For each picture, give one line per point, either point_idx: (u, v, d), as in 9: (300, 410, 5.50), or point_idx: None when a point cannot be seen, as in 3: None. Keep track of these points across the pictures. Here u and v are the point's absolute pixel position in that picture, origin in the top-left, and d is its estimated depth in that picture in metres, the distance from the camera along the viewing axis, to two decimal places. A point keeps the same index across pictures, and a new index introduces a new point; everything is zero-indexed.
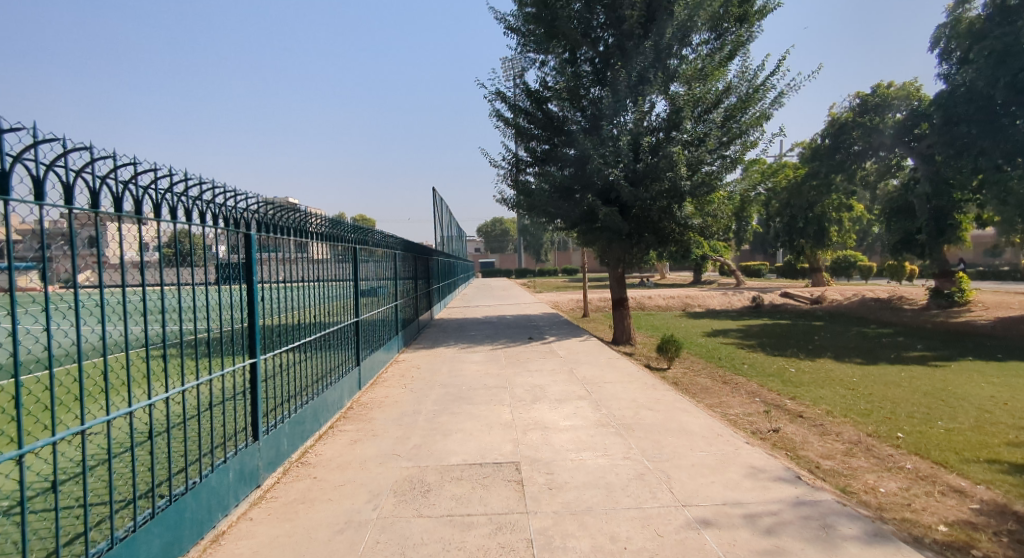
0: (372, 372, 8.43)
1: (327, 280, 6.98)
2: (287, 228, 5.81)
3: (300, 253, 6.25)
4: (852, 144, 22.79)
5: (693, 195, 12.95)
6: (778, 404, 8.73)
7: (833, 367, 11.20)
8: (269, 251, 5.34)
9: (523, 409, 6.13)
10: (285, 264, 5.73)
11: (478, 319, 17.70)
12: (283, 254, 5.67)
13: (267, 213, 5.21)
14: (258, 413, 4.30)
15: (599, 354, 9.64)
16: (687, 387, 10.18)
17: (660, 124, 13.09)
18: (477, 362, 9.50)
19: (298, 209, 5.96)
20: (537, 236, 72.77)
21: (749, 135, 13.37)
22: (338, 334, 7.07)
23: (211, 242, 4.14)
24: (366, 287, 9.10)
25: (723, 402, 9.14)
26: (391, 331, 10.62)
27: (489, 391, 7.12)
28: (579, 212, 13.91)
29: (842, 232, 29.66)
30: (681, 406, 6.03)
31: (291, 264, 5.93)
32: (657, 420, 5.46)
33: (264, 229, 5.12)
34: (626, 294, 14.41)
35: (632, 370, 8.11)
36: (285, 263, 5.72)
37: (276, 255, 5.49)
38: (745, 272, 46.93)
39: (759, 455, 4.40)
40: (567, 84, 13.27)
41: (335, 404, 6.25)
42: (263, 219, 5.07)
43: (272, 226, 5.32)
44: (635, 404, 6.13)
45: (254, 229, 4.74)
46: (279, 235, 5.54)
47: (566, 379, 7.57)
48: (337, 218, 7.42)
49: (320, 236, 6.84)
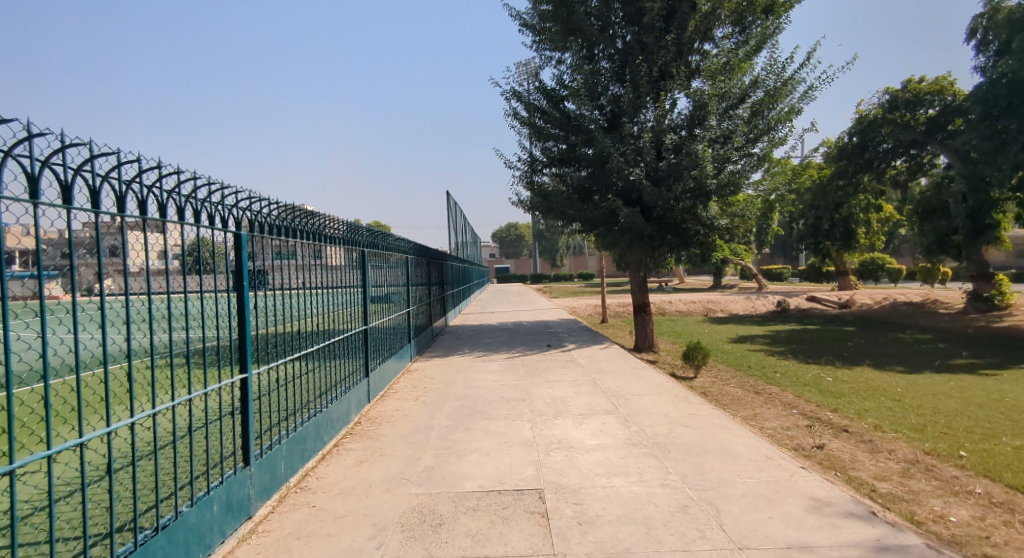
0: (383, 383, 7.98)
1: (339, 286, 6.62)
2: (299, 232, 5.56)
3: (315, 259, 6.00)
4: (881, 142, 21.93)
5: (719, 195, 12.38)
6: (819, 417, 8.10)
7: (874, 376, 10.49)
8: (283, 258, 5.11)
9: (544, 425, 5.62)
10: (298, 271, 5.45)
11: (494, 326, 17.21)
12: (299, 260, 5.47)
13: (269, 216, 4.87)
14: (250, 435, 3.81)
15: (623, 363, 9.08)
16: (717, 398, 9.56)
17: (682, 122, 12.57)
18: (494, 371, 9.01)
19: (305, 211, 5.62)
20: (553, 241, 72.29)
21: (777, 131, 12.66)
22: (347, 343, 6.66)
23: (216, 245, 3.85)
24: (379, 293, 8.72)
25: (758, 415, 8.52)
26: (404, 339, 10.16)
27: (507, 404, 6.61)
28: (598, 213, 13.35)
29: (870, 233, 28.64)
30: (720, 422, 5.46)
31: (306, 270, 5.64)
32: (695, 440, 4.89)
33: (269, 232, 4.79)
34: (648, 299, 13.78)
35: (660, 380, 7.54)
36: (298, 270, 5.45)
37: (290, 262, 5.26)
38: (766, 275, 45.95)
39: (820, 484, 3.83)
40: (585, 81, 12.76)
41: (340, 419, 5.77)
42: (265, 221, 4.72)
43: (285, 229, 5.15)
44: (668, 420, 5.57)
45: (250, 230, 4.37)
46: (293, 239, 5.37)
47: (590, 391, 7.02)
48: (352, 224, 7.21)
49: (335, 240, 6.64)
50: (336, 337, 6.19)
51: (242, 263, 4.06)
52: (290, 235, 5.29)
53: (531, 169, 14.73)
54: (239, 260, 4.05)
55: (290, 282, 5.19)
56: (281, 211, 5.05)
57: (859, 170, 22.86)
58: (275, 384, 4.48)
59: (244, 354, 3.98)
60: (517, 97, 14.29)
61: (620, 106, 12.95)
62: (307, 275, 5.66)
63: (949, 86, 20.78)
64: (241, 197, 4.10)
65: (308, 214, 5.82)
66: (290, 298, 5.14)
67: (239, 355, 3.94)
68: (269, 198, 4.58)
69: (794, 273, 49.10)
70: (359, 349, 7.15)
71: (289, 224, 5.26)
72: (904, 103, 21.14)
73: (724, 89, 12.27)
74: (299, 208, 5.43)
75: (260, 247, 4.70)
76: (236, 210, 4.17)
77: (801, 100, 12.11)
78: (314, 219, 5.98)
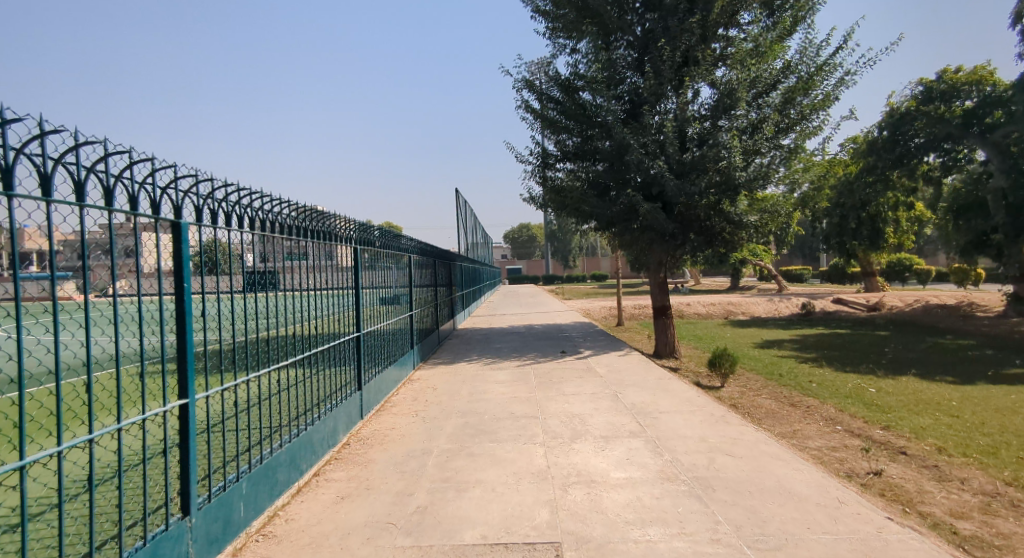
0: (380, 396, 7.22)
1: (335, 289, 6.00)
2: (313, 233, 5.52)
3: (327, 260, 5.89)
4: (913, 136, 20.80)
5: (748, 189, 11.49)
6: (869, 436, 7.18)
7: (922, 387, 9.53)
8: (295, 258, 5.11)
9: (560, 451, 4.79)
10: (308, 272, 5.37)
11: (504, 329, 16.38)
12: (308, 261, 5.38)
13: (271, 214, 4.59)
14: (193, 478, 2.99)
15: (645, 373, 8.21)
16: (749, 411, 8.66)
17: (707, 111, 11.68)
18: (503, 381, 8.19)
19: (304, 208, 5.13)
20: (565, 241, 71.37)
21: (810, 120, 11.73)
22: (341, 350, 6.01)
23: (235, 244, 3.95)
24: (380, 295, 7.99)
25: (798, 431, 7.63)
26: (406, 345, 9.38)
27: (516, 422, 5.80)
28: (615, 210, 12.39)
29: (899, 232, 27.32)
30: (768, 449, 4.59)
31: (317, 271, 5.56)
32: (745, 475, 4.01)
33: (277, 231, 4.63)
34: (669, 301, 12.87)
35: (689, 394, 6.69)
36: (309, 271, 5.37)
37: (300, 263, 5.18)
38: (786, 276, 44.67)
39: (920, 547, 2.97)
40: (601, 69, 11.99)
41: (324, 442, 5.00)
42: (271, 220, 4.55)
43: (299, 230, 5.15)
44: (707, 447, 4.70)
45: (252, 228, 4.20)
46: (306, 241, 5.34)
47: (612, 408, 6.17)
48: (361, 223, 6.93)
49: (347, 240, 6.50)
50: (327, 346, 5.48)
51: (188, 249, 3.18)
52: (279, 231, 4.72)
53: (544, 163, 13.90)
54: (180, 250, 3.12)
55: (276, 283, 4.61)
56: (271, 206, 4.48)
57: (890, 166, 21.72)
58: (239, 406, 3.70)
59: (185, 374, 3.05)
60: (529, 87, 13.51)
61: (639, 94, 12.16)
62: (292, 278, 5.01)
63: (988, 76, 19.55)
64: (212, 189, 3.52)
65: (308, 210, 5.35)
66: (275, 300, 4.50)
67: (179, 375, 3.05)
68: (253, 189, 4.00)
69: (815, 274, 47.64)
70: (353, 356, 6.40)
71: (277, 219, 4.66)
72: (939, 94, 20.05)
73: (753, 75, 11.39)
74: (299, 205, 4.97)
75: (270, 248, 4.60)
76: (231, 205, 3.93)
77: (838, 86, 11.15)
78: (312, 217, 5.46)
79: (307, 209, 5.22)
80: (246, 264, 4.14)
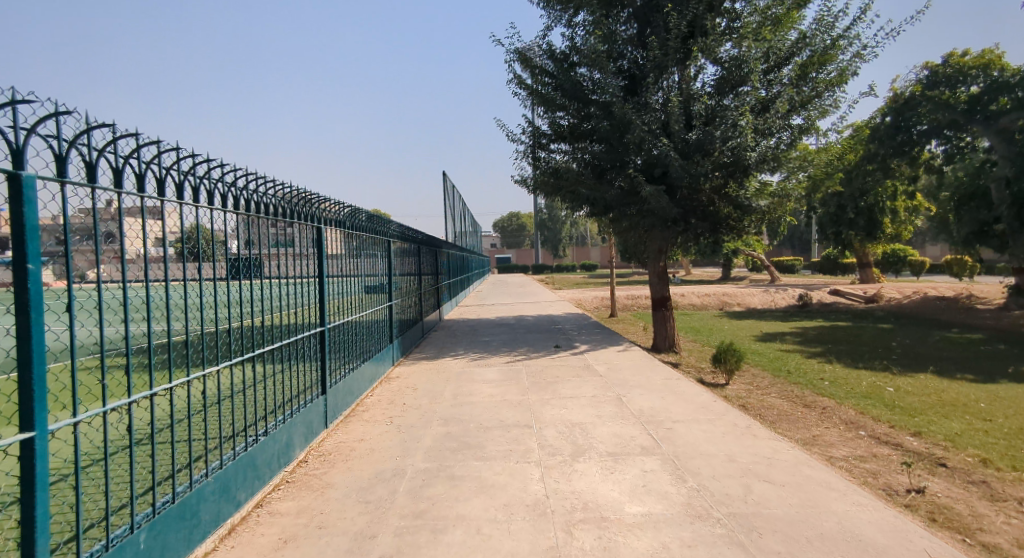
0: (350, 399, 6.29)
1: (292, 277, 5.07)
2: (296, 215, 5.25)
3: (313, 247, 5.68)
4: (916, 123, 20.03)
5: (757, 171, 10.65)
6: (899, 444, 6.44)
7: (943, 386, 8.84)
8: (279, 245, 4.92)
9: (561, 475, 3.94)
10: (294, 260, 5.19)
11: (493, 320, 15.46)
12: (294, 248, 5.20)
13: (260, 196, 4.53)
14: (43, 538, 2.10)
15: (649, 371, 7.40)
16: (760, 413, 7.92)
17: (713, 87, 10.88)
18: (491, 381, 7.34)
19: (250, 178, 4.19)
20: (555, 229, 70.55)
21: (823, 98, 10.90)
22: (303, 346, 5.17)
23: (226, 237, 4.08)
24: (359, 283, 7.20)
25: (818, 437, 6.87)
26: (385, 338, 8.48)
27: (507, 434, 4.94)
28: (613, 193, 11.47)
29: (896, 222, 26.74)
30: (813, 472, 3.78)
31: (301, 259, 5.35)
32: (795, 513, 3.19)
33: (263, 216, 4.57)
34: (669, 292, 12.06)
35: (703, 398, 5.88)
36: (295, 258, 5.19)
37: (286, 250, 5.02)
38: (778, 267, 44.18)
39: None
40: (600, 41, 11.03)
41: (274, 459, 4.12)
42: (262, 203, 4.54)
43: (286, 215, 4.99)
44: (739, 469, 3.87)
45: (240, 209, 4.19)
46: (291, 226, 5.13)
47: (617, 417, 5.32)
48: (352, 208, 6.81)
49: (333, 223, 6.25)
50: (279, 345, 4.56)
51: (36, 215, 2.11)
52: (210, 202, 3.74)
53: (536, 143, 12.97)
54: (21, 215, 2.04)
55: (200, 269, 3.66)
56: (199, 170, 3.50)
57: (890, 154, 21.11)
58: (134, 434, 2.78)
59: (40, 396, 2.11)
60: (522, 60, 12.54)
61: (640, 68, 11.24)
62: (223, 267, 4.07)
63: (995, 60, 18.87)
64: (83, 133, 2.46)
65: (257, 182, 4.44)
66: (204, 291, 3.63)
67: (23, 399, 2.06)
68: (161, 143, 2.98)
69: (807, 266, 47.37)
70: (316, 352, 5.47)
71: (212, 187, 3.67)
72: (945, 79, 19.20)
73: (765, 48, 10.54)
74: (241, 171, 4.02)
75: (256, 233, 4.51)
76: (228, 186, 4.00)
77: (854, 60, 10.31)
78: (262, 190, 4.54)
79: (256, 180, 4.28)
80: (232, 250, 4.16)
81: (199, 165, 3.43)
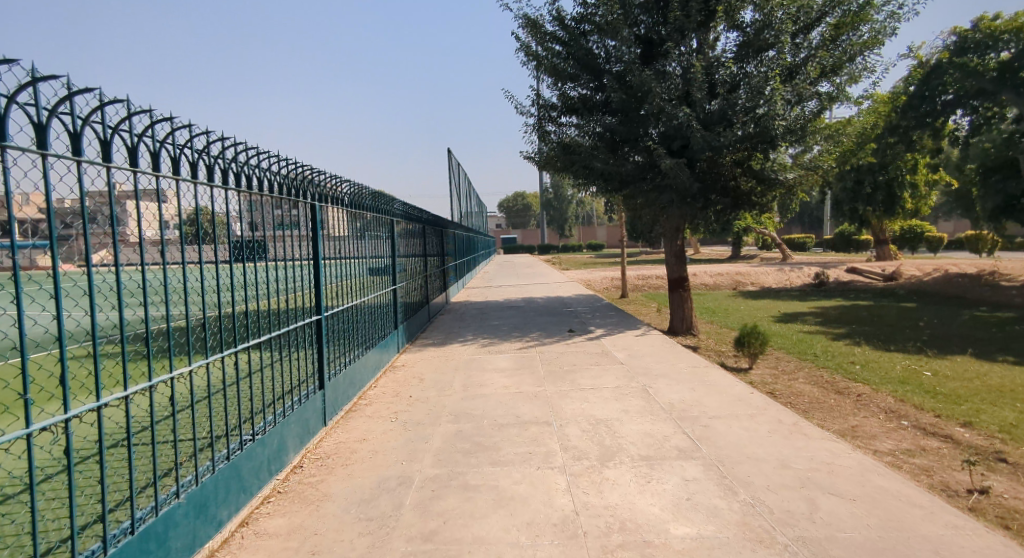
0: (351, 391, 5.79)
1: (285, 259, 4.50)
2: (296, 189, 4.75)
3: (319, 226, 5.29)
4: (942, 92, 18.95)
5: (785, 142, 9.89)
6: (950, 437, 5.90)
7: (984, 370, 8.29)
8: (281, 227, 4.46)
9: (592, 486, 3.43)
10: (294, 240, 4.71)
11: (501, 302, 14.96)
12: (294, 229, 4.72)
13: (263, 171, 4.15)
14: None
15: (673, 358, 6.87)
16: (790, 401, 7.40)
17: (736, 52, 10.17)
18: (503, 369, 6.85)
19: (225, 144, 3.52)
20: (561, 208, 69.82)
21: (856, 63, 10.19)
22: (300, 336, 4.67)
23: (231, 220, 3.77)
24: (366, 265, 6.74)
25: (858, 428, 6.35)
26: (390, 323, 8.00)
27: (524, 433, 4.45)
28: (628, 167, 10.79)
29: (916, 198, 25.82)
30: (886, 483, 3.23)
31: (300, 239, 4.87)
32: (877, 539, 2.66)
33: (265, 193, 4.18)
34: (687, 272, 11.49)
35: (738, 389, 5.36)
36: (294, 239, 4.71)
37: (286, 232, 4.55)
38: (789, 245, 43.35)
39: None
40: (614, 4, 10.28)
41: (263, 466, 3.63)
42: (263, 178, 4.14)
43: (287, 191, 4.56)
44: (796, 478, 3.34)
45: (243, 185, 3.84)
46: (291, 203, 4.67)
47: (645, 412, 4.81)
48: (357, 187, 6.31)
49: (339, 202, 5.81)
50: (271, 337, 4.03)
51: None
52: (212, 180, 3.43)
53: (544, 116, 12.28)
54: None
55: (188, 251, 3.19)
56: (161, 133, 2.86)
57: (913, 125, 20.09)
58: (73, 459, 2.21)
59: None
60: (531, 26, 11.80)
61: (657, 33, 10.49)
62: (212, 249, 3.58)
63: None
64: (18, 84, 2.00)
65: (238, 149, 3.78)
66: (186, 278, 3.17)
67: None
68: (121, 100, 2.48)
69: (819, 243, 46.50)
70: (313, 341, 4.93)
71: (176, 154, 3.01)
72: (973, 45, 17.70)
73: (795, 7, 9.73)
74: (244, 146, 3.71)
75: (257, 213, 4.13)
76: (230, 162, 3.68)
77: (890, 20, 9.57)
78: (246, 159, 3.89)
79: (235, 147, 3.61)
80: (237, 233, 3.83)
81: (155, 125, 2.74)
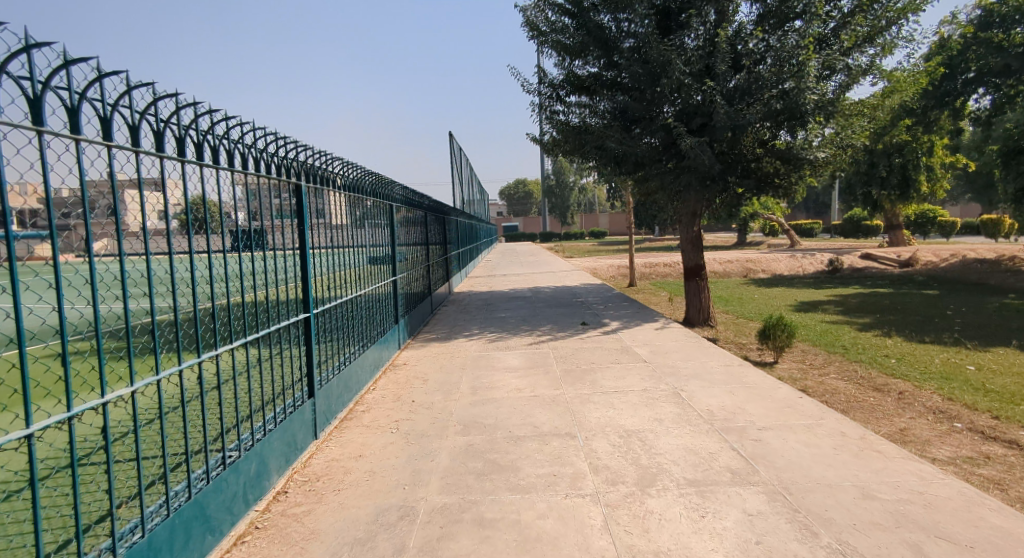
0: (346, 396, 5.15)
1: (273, 250, 3.81)
2: (291, 167, 4.13)
3: (317, 213, 4.70)
4: (963, 71, 17.98)
5: (816, 118, 9.17)
6: (1014, 443, 5.28)
7: None
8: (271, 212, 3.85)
9: (634, 523, 2.82)
10: (284, 226, 4.07)
11: (505, 293, 14.29)
12: (285, 215, 4.10)
13: (260, 149, 3.60)
14: None
15: (700, 355, 6.25)
16: (827, 400, 6.77)
17: (760, 20, 9.44)
18: (514, 368, 6.22)
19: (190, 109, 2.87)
20: (563, 193, 68.61)
21: (892, 32, 9.45)
22: (291, 336, 4.05)
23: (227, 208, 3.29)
24: (365, 255, 6.14)
25: (907, 431, 5.73)
26: (390, 317, 7.37)
27: (546, 449, 3.83)
28: (644, 147, 10.07)
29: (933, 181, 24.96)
30: (1000, 522, 2.61)
31: (292, 225, 4.24)
32: None
33: (261, 173, 3.62)
34: (704, 260, 10.77)
35: (782, 393, 4.73)
36: (285, 225, 4.07)
37: (276, 217, 3.93)
38: (796, 231, 42.36)
39: None
40: None
41: (234, 500, 3.00)
42: (259, 156, 3.58)
43: (283, 172, 3.98)
44: (886, 514, 2.74)
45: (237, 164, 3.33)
46: (285, 184, 4.06)
47: (683, 421, 4.18)
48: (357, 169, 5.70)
49: (338, 186, 5.20)
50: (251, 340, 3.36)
51: None
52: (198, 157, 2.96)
53: (552, 96, 11.55)
54: None
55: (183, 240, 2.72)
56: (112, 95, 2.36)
57: (931, 106, 19.18)
58: None
59: None
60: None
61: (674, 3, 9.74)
62: (203, 241, 3.05)
63: None
64: None
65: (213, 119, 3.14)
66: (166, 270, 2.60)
67: None
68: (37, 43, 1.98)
69: (825, 228, 45.56)
70: (302, 343, 4.25)
71: (106, 112, 2.31)
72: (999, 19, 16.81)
73: None
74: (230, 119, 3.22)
75: (254, 198, 3.61)
76: (223, 140, 3.21)
77: None
78: (237, 135, 3.36)
79: (198, 111, 2.93)
80: (233, 222, 3.34)
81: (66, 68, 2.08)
